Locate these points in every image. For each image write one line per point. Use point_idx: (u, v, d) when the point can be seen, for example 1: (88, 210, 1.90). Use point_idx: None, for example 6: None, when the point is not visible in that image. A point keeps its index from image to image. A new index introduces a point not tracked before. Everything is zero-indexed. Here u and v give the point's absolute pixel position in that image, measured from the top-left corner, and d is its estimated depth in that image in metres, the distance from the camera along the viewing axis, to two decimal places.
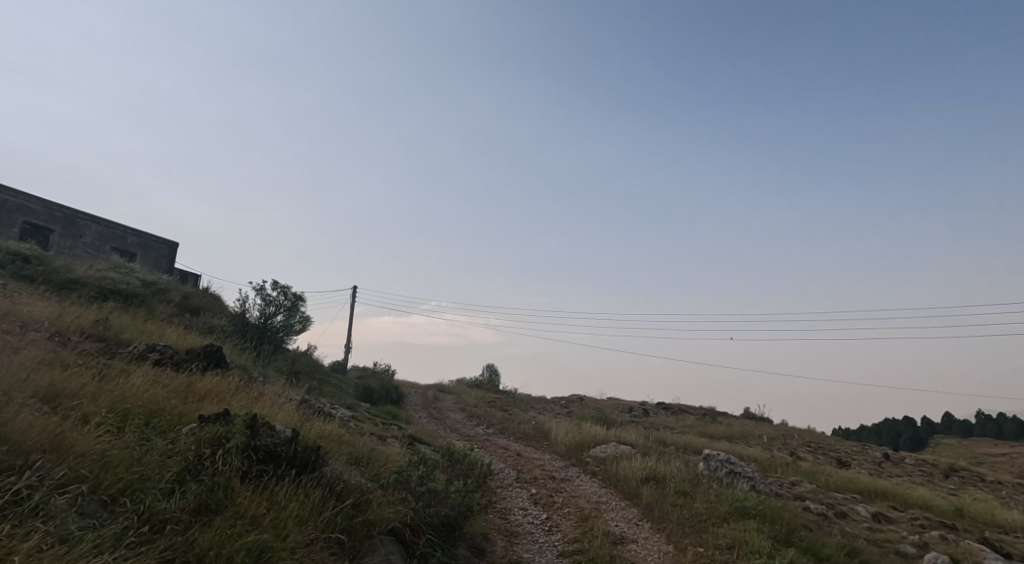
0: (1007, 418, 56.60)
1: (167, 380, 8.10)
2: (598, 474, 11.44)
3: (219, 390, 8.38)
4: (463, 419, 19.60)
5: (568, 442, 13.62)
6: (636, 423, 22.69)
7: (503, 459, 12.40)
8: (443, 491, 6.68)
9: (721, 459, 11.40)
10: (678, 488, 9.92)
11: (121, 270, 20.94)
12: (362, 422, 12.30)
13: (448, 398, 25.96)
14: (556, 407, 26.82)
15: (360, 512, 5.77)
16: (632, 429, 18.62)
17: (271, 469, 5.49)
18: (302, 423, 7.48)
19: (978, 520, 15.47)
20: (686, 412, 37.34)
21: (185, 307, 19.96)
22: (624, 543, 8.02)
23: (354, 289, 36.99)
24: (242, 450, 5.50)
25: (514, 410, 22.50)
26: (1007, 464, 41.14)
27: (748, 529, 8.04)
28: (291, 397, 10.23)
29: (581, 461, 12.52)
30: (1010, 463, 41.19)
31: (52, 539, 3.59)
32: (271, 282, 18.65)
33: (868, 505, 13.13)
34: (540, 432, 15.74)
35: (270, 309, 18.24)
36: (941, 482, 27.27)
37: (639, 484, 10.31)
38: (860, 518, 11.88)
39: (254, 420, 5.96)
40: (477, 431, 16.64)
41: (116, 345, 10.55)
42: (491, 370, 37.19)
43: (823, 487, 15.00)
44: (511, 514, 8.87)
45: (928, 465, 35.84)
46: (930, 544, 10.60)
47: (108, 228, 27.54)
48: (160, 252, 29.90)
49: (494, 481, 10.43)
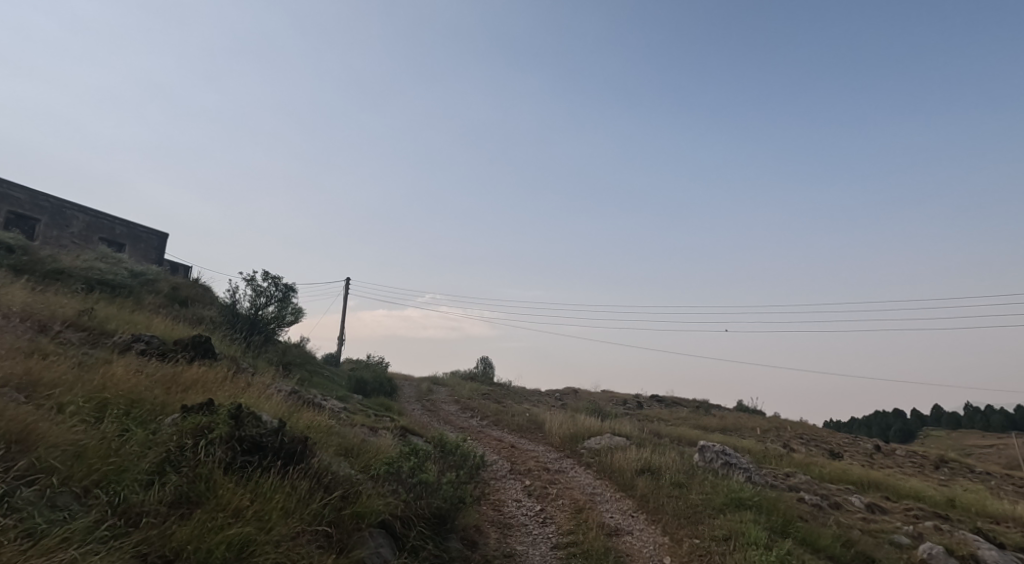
0: (995, 410, 57.12)
1: (151, 371, 7.88)
2: (592, 466, 11.33)
3: (206, 380, 8.19)
4: (456, 411, 19.46)
5: (563, 433, 13.50)
6: (630, 415, 22.64)
7: (496, 450, 12.26)
8: (435, 483, 6.50)
9: (716, 450, 11.30)
10: (673, 479, 9.81)
11: (109, 260, 20.63)
12: (354, 413, 12.13)
13: (442, 391, 25.80)
14: (550, 399, 26.76)
15: (349, 504, 5.61)
16: (626, 420, 18.55)
17: (255, 460, 5.32)
18: (290, 413, 7.28)
19: (970, 511, 15.46)
20: (680, 404, 37.36)
21: (175, 298, 19.71)
22: (619, 535, 7.90)
23: (347, 281, 36.74)
24: (226, 441, 5.32)
25: (508, 403, 22.38)
26: (995, 455, 41.44)
27: (745, 520, 7.92)
28: (281, 388, 10.05)
29: (575, 453, 12.38)
30: (999, 454, 41.50)
31: (16, 533, 3.40)
32: (262, 273, 18.39)
33: (861, 496, 13.10)
34: (534, 423, 15.63)
35: (261, 299, 18.00)
36: (932, 473, 27.40)
37: (634, 476, 10.19)
38: (854, 509, 11.81)
39: (239, 409, 5.77)
40: (470, 423, 16.47)
41: (101, 335, 10.33)
42: (485, 362, 37.08)
43: (817, 478, 14.96)
44: (504, 506, 8.74)
45: (918, 456, 36.04)
46: (924, 534, 10.53)
47: (96, 219, 27.17)
48: (150, 243, 29.54)
49: (487, 473, 10.29)
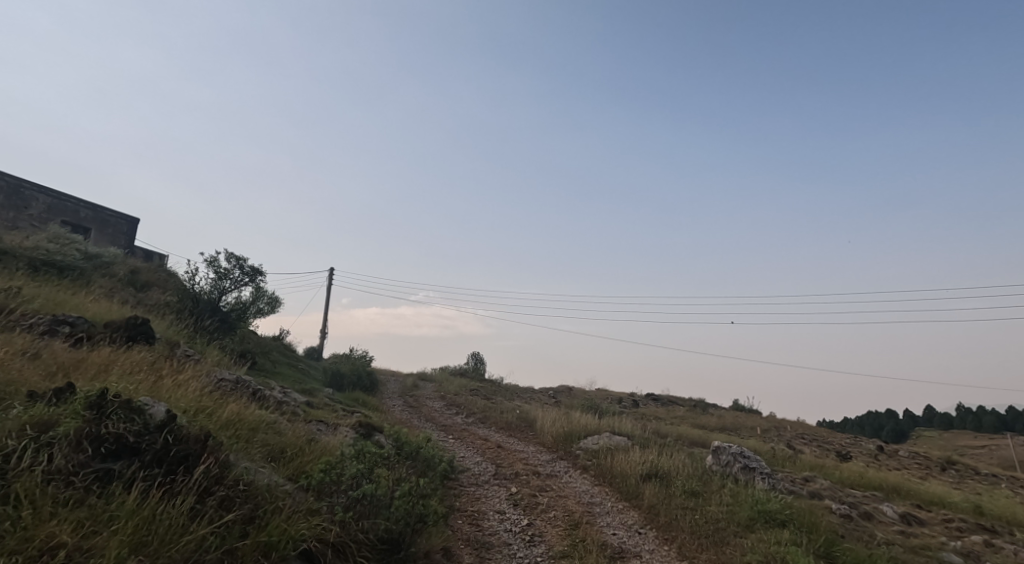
0: (987, 411, 56.16)
1: (41, 352, 6.29)
2: (590, 470, 9.75)
3: (115, 363, 6.60)
4: (441, 408, 17.84)
5: (556, 433, 11.92)
6: (626, 413, 21.08)
7: (480, 452, 10.66)
8: (385, 497, 4.90)
9: (734, 452, 9.69)
10: (687, 487, 8.26)
11: (61, 242, 18.93)
12: (315, 408, 10.53)
13: (427, 386, 24.09)
14: (542, 397, 25.17)
15: (257, 529, 4.07)
16: (626, 419, 16.92)
17: (116, 468, 3.76)
18: (206, 405, 5.70)
19: (1001, 520, 13.97)
20: (676, 404, 35.87)
21: (133, 282, 18.05)
22: (624, 559, 6.34)
23: (330, 271, 35.08)
24: (75, 445, 3.77)
25: (498, 399, 20.77)
26: (989, 455, 40.41)
27: (783, 542, 6.38)
28: (222, 378, 8.47)
29: (570, 455, 10.80)
30: (994, 455, 40.32)
31: None
32: (225, 253, 16.65)
33: (890, 504, 11.58)
34: (524, 421, 14.05)
35: (225, 283, 16.28)
36: (940, 475, 26.00)
37: (640, 482, 8.66)
38: (889, 520, 10.26)
39: (106, 397, 4.19)
40: (454, 420, 14.88)
41: (10, 315, 8.71)
42: (475, 358, 35.48)
43: (838, 483, 13.39)
44: (483, 520, 7.21)
45: (919, 457, 34.75)
46: (976, 552, 9.00)
47: (58, 201, 25.53)
48: (119, 227, 27.83)
49: (465, 478, 8.74)
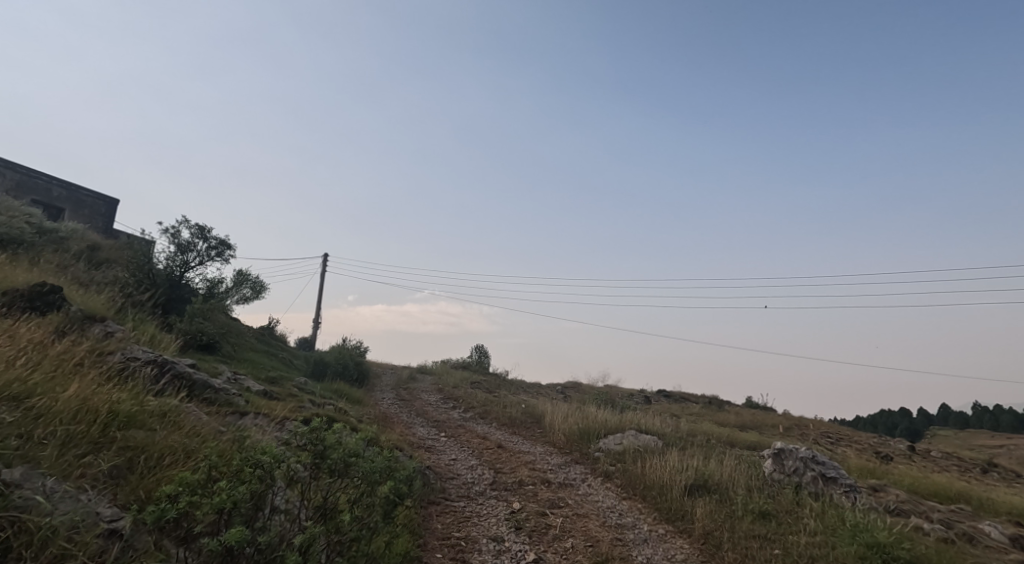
0: (1007, 411, 53.58)
1: None
2: (613, 477, 7.54)
3: None
4: (436, 402, 15.62)
5: (569, 431, 9.68)
6: (644, 409, 18.71)
7: (475, 453, 8.47)
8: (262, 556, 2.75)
9: (803, 457, 7.42)
10: (753, 505, 6.02)
11: (13, 214, 16.90)
12: (268, 398, 8.40)
13: (425, 379, 21.81)
14: (549, 391, 22.85)
15: None
16: (648, 416, 14.62)
17: None
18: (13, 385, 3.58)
19: None
20: (690, 401, 33.52)
21: (89, 258, 15.95)
22: None
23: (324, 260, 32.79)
24: None
25: (501, 393, 18.49)
26: (1015, 454, 37.87)
27: None
28: (128, 354, 6.36)
29: (587, 458, 8.55)
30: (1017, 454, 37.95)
31: None
32: (185, 223, 14.37)
33: (987, 522, 9.22)
34: (531, 417, 11.81)
35: (183, 257, 14.05)
36: (985, 477, 23.56)
37: (685, 496, 6.47)
38: (1000, 544, 7.95)
39: None
40: (449, 415, 12.67)
41: None
42: (479, 351, 33.31)
43: (909, 492, 11.05)
44: (472, 556, 5.01)
45: (952, 458, 32.21)
46: None
47: (28, 177, 23.62)
48: (96, 207, 25.84)
49: (450, 491, 6.58)
